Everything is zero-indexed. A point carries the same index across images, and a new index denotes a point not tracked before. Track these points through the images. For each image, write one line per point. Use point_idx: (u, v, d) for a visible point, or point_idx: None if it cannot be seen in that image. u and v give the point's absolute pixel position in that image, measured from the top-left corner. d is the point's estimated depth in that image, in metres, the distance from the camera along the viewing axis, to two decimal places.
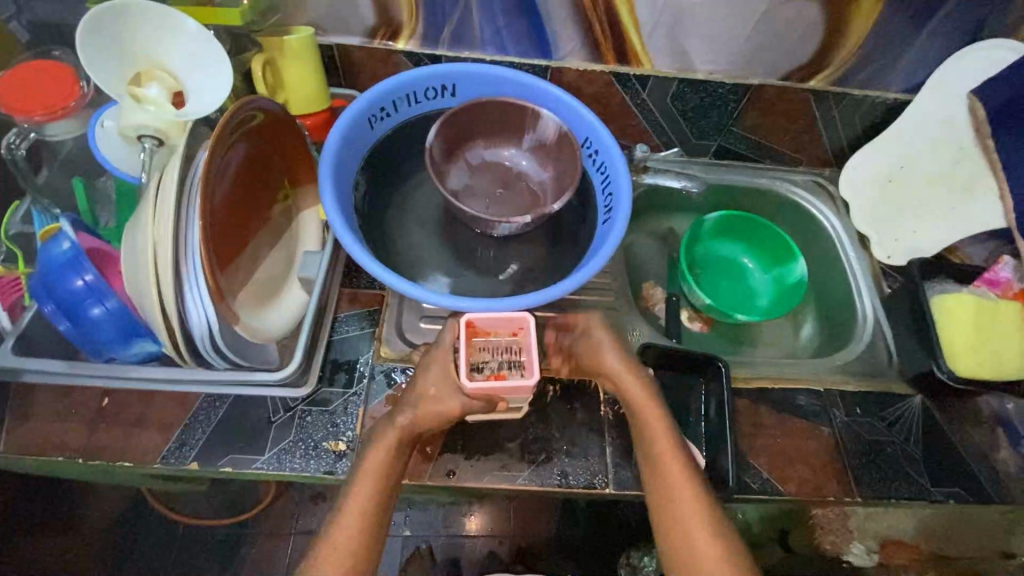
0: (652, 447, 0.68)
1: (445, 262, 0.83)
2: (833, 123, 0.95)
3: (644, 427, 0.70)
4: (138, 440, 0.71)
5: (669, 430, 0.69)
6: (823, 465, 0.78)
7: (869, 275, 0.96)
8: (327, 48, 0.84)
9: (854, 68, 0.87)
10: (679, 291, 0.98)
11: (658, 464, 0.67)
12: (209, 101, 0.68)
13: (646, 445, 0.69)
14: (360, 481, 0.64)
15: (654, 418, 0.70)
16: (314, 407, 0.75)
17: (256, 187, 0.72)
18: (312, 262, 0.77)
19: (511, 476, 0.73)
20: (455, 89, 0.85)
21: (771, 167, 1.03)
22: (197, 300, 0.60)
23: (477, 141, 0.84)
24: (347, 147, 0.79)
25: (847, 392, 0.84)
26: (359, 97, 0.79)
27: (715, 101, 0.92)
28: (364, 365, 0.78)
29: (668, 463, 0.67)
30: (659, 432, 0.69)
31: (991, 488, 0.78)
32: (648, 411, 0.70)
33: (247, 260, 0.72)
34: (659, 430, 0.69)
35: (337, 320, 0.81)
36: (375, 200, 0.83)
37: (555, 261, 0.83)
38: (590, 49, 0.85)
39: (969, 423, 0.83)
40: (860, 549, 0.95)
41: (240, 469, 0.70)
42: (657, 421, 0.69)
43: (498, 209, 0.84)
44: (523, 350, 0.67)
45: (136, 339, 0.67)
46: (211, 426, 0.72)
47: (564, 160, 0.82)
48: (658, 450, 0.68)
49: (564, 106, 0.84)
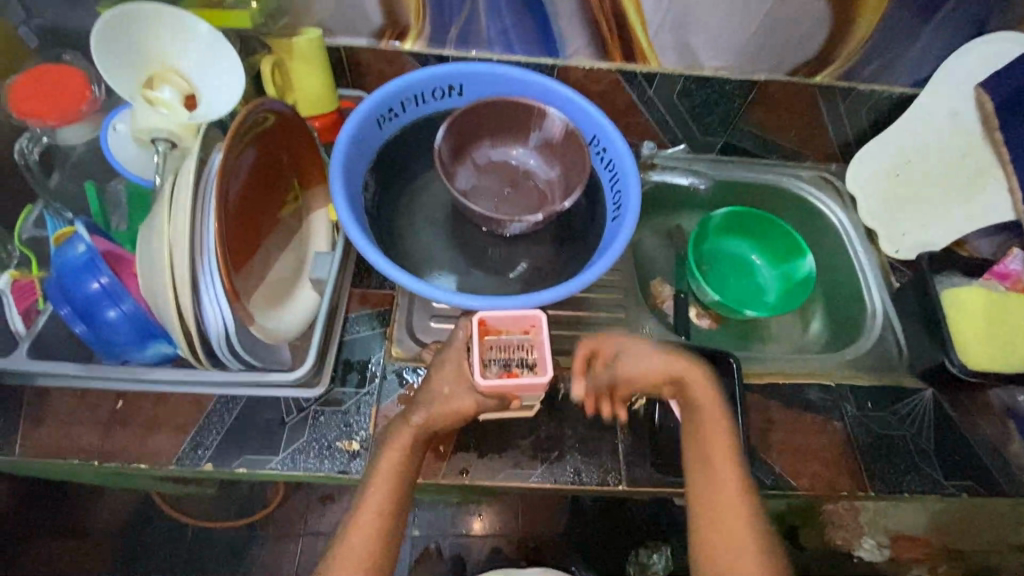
0: (699, 428, 0.69)
1: (455, 261, 0.83)
2: (839, 118, 0.95)
3: (697, 411, 0.70)
4: (153, 442, 0.71)
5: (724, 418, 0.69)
6: (836, 460, 0.78)
7: (877, 269, 0.96)
8: (334, 50, 0.85)
9: (860, 63, 0.87)
10: (687, 287, 0.98)
11: (707, 451, 0.68)
12: (220, 104, 0.68)
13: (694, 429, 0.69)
14: (376, 482, 0.64)
15: (712, 402, 0.70)
16: (327, 407, 0.75)
17: (268, 189, 0.73)
18: (323, 263, 0.77)
19: (525, 474, 0.73)
20: (462, 89, 0.86)
21: (777, 163, 1.03)
22: (213, 301, 0.60)
23: (483, 141, 0.84)
24: (356, 148, 0.79)
25: (857, 386, 0.84)
26: (366, 98, 0.80)
27: (722, 98, 0.92)
28: (376, 365, 0.79)
29: (717, 448, 0.68)
30: (713, 420, 0.69)
31: (1004, 480, 0.78)
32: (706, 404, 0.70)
33: (259, 262, 0.72)
34: (688, 422, 0.69)
35: (347, 320, 0.81)
36: (384, 200, 0.84)
37: (564, 258, 0.83)
38: (596, 47, 0.85)
39: (980, 416, 0.83)
40: (870, 544, 0.97)
41: (255, 470, 0.70)
42: (711, 407, 0.69)
43: (507, 208, 0.84)
44: (536, 347, 0.67)
45: (151, 341, 0.67)
46: (226, 428, 0.72)
47: (572, 158, 0.82)
48: (705, 434, 0.69)
49: (572, 104, 0.84)
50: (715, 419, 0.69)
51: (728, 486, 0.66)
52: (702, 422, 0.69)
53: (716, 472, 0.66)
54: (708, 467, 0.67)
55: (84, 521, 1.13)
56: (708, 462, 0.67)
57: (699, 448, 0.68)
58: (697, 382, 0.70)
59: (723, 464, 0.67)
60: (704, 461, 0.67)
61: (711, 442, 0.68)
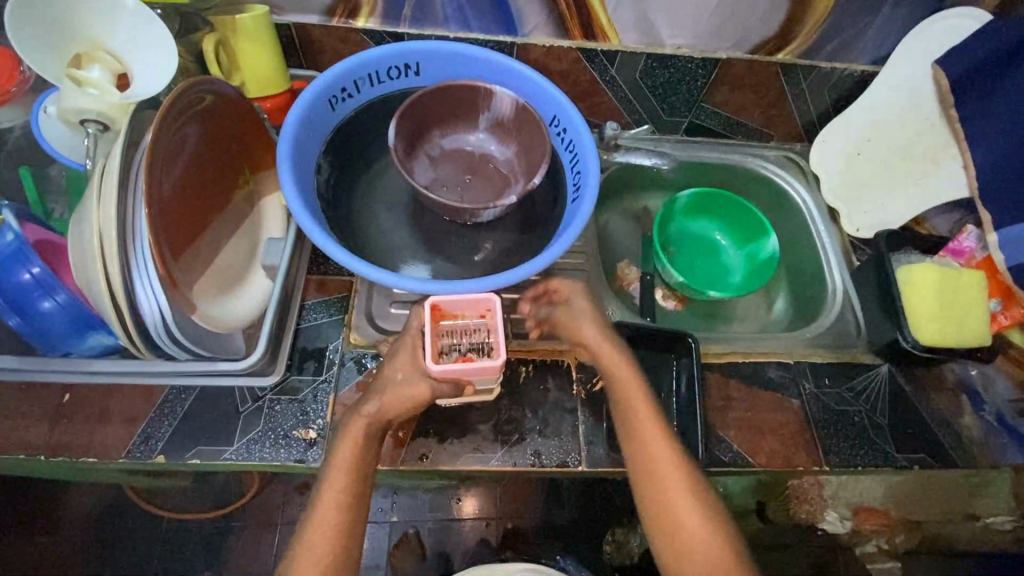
0: (632, 424, 0.69)
1: (414, 246, 0.82)
2: (802, 96, 0.94)
3: (625, 401, 0.70)
4: (100, 434, 0.69)
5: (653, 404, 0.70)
6: (793, 436, 0.79)
7: (838, 247, 0.96)
8: (284, 27, 0.82)
9: (820, 40, 0.87)
10: (653, 270, 0.98)
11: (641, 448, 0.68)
12: (151, 84, 0.65)
13: (629, 423, 0.69)
14: (332, 479, 0.64)
15: (641, 398, 0.70)
16: (282, 396, 0.74)
17: (212, 174, 0.70)
18: (275, 249, 0.75)
19: (484, 457, 0.73)
20: (419, 68, 0.83)
21: (741, 143, 1.03)
22: (148, 289, 0.57)
23: (437, 128, 0.83)
24: (307, 129, 0.77)
25: (816, 364, 0.85)
26: (316, 79, 0.77)
27: (685, 76, 0.91)
28: (334, 352, 0.77)
29: (651, 438, 0.68)
30: (644, 416, 0.69)
31: (955, 454, 0.80)
32: (633, 395, 0.70)
33: (205, 247, 0.69)
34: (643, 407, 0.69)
35: (304, 308, 0.80)
36: (338, 184, 0.81)
37: (527, 242, 0.82)
38: (555, 23, 0.84)
39: (933, 389, 0.84)
40: (833, 517, 0.95)
41: (209, 461, 0.69)
42: (642, 413, 0.69)
43: (471, 195, 0.83)
44: (492, 331, 0.67)
45: (91, 331, 0.66)
46: (178, 419, 0.71)
47: (529, 135, 0.81)
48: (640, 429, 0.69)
49: (528, 82, 0.82)
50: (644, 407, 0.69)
51: (667, 471, 0.67)
52: (634, 416, 0.69)
53: (657, 454, 0.67)
54: (643, 452, 0.68)
55: (59, 518, 1.13)
56: (642, 447, 0.68)
57: (634, 437, 0.69)
58: (616, 365, 0.71)
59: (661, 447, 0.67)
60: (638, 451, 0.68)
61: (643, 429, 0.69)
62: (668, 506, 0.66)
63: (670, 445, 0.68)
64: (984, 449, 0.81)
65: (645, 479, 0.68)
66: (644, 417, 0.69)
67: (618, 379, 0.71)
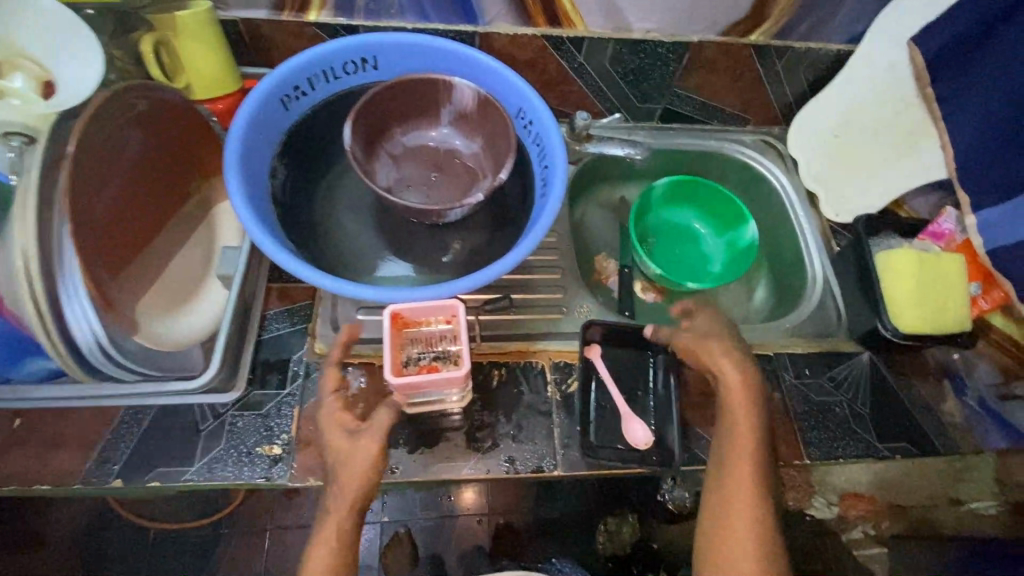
0: (732, 446, 0.69)
1: (379, 249, 0.79)
2: (777, 78, 0.92)
3: (732, 423, 0.70)
4: (54, 460, 0.66)
5: (758, 432, 0.70)
6: (776, 431, 0.77)
7: (817, 232, 0.94)
8: (232, 24, 0.78)
9: (792, 20, 0.84)
10: (632, 263, 0.96)
11: (729, 466, 0.68)
12: (77, 91, 0.61)
13: (726, 443, 0.70)
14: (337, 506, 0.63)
15: (748, 425, 0.70)
16: (245, 411, 0.71)
17: (156, 183, 0.68)
18: (229, 259, 0.72)
19: (457, 466, 0.71)
20: (377, 63, 0.80)
21: (718, 129, 1.01)
22: (79, 313, 0.56)
23: (398, 125, 0.79)
24: (258, 131, 0.73)
25: (797, 354, 0.83)
26: (266, 77, 0.73)
27: (656, 61, 0.88)
28: (298, 363, 0.75)
29: (741, 462, 0.68)
30: (745, 440, 0.69)
31: (936, 440, 0.79)
32: (740, 417, 0.70)
33: (151, 259, 0.68)
34: (746, 436, 0.69)
35: (265, 318, 0.77)
36: (297, 188, 0.78)
37: (498, 241, 0.79)
38: (517, 11, 0.80)
39: (916, 376, 0.83)
40: (820, 503, 0.83)
41: (168, 483, 0.66)
42: (747, 436, 0.69)
43: (437, 194, 0.80)
44: (457, 337, 0.66)
45: (28, 357, 0.63)
46: (135, 440, 0.68)
47: (493, 128, 0.77)
48: (735, 451, 0.69)
49: (490, 73, 0.79)
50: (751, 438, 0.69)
51: (743, 491, 0.67)
52: (733, 440, 0.69)
53: (737, 475, 0.67)
54: (730, 471, 0.68)
55: (43, 534, 1.10)
56: (730, 467, 0.68)
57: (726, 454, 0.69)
58: (734, 390, 0.71)
59: (742, 468, 0.67)
60: (725, 471, 0.68)
61: (739, 452, 0.68)
62: (720, 516, 0.67)
63: (757, 466, 0.68)
64: (966, 434, 0.80)
65: (719, 498, 0.68)
66: (741, 443, 0.69)
67: (731, 401, 0.71)
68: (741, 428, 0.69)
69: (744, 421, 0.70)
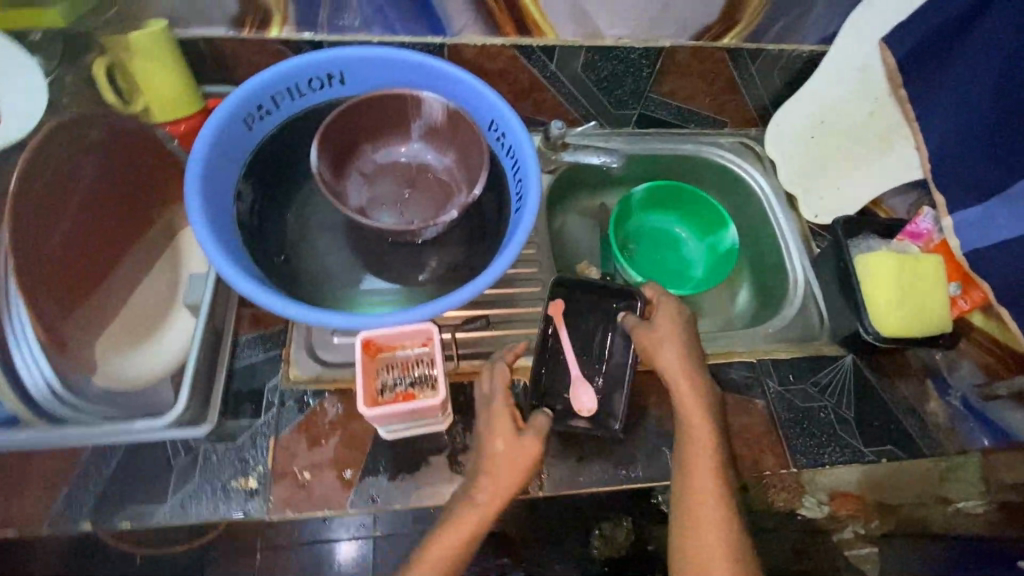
0: (688, 460, 0.68)
1: (353, 270, 0.77)
2: (752, 80, 0.91)
3: (688, 434, 0.69)
4: (17, 504, 0.63)
5: (715, 444, 0.68)
6: (761, 439, 0.77)
7: (797, 234, 0.94)
8: (191, 43, 0.75)
9: (764, 22, 0.83)
10: (614, 270, 0.95)
11: (690, 482, 0.67)
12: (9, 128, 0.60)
13: (683, 457, 0.69)
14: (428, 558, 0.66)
15: (705, 439, 0.68)
16: (218, 444, 0.68)
17: (113, 219, 0.71)
18: (196, 286, 0.74)
19: (439, 491, 0.69)
20: (343, 78, 0.77)
21: (695, 132, 1.00)
22: (31, 364, 0.61)
23: (368, 141, 0.77)
24: (222, 154, 0.71)
25: (781, 359, 0.82)
26: (227, 98, 0.70)
27: (629, 67, 0.86)
28: (273, 391, 0.72)
29: (700, 476, 0.67)
30: (703, 453, 0.68)
31: (923, 442, 0.79)
32: (696, 427, 0.69)
33: (111, 295, 0.71)
34: (704, 454, 0.68)
35: (237, 345, 0.75)
36: (266, 210, 0.76)
37: (475, 256, 0.77)
38: (486, 21, 0.78)
39: (899, 377, 0.83)
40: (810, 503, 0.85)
41: (139, 524, 0.64)
42: (704, 451, 0.68)
43: (411, 211, 0.78)
44: (433, 362, 0.64)
45: None
46: (103, 480, 0.65)
47: (465, 142, 0.76)
48: (692, 465, 0.68)
49: (461, 85, 0.77)
50: (709, 454, 0.68)
51: (707, 505, 0.66)
52: (692, 452, 0.68)
53: (698, 491, 0.66)
54: (689, 488, 0.67)
55: None
56: (690, 483, 0.67)
57: (684, 469, 0.68)
58: (688, 399, 0.70)
59: (700, 480, 0.67)
60: (684, 488, 0.67)
61: (699, 467, 0.67)
62: (693, 532, 0.66)
63: (716, 474, 0.67)
64: (952, 434, 0.80)
65: (686, 515, 0.67)
66: (698, 459, 0.68)
67: (685, 413, 0.70)
68: (698, 439, 0.68)
69: (700, 432, 0.69)
